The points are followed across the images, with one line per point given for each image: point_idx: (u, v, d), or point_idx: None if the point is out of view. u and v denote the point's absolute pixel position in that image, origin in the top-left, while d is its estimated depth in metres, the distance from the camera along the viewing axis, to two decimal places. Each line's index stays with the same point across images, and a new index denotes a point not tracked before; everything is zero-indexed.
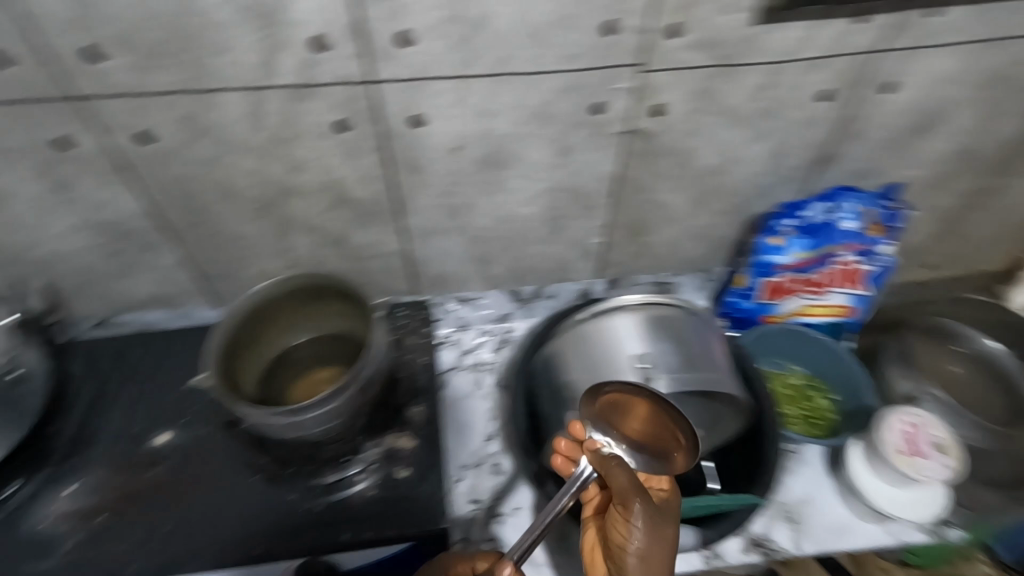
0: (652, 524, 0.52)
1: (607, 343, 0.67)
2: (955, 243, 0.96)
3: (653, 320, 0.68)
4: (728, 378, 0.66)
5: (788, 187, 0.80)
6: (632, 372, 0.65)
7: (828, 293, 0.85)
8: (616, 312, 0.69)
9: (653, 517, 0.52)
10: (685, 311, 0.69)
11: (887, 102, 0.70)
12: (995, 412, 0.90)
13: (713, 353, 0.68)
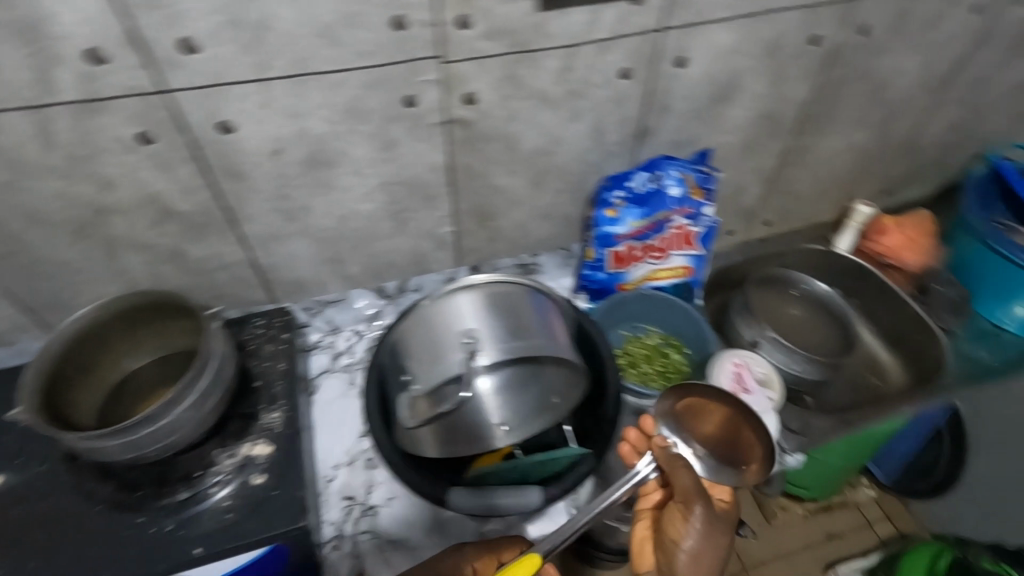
0: (711, 527, 0.61)
1: (438, 328, 0.70)
2: (782, 199, 1.06)
3: (481, 302, 0.71)
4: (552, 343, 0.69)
5: (617, 161, 0.86)
6: (459, 347, 0.67)
7: (667, 257, 0.92)
8: (446, 300, 0.72)
9: (710, 522, 0.61)
10: (512, 290, 0.73)
11: (683, 76, 0.77)
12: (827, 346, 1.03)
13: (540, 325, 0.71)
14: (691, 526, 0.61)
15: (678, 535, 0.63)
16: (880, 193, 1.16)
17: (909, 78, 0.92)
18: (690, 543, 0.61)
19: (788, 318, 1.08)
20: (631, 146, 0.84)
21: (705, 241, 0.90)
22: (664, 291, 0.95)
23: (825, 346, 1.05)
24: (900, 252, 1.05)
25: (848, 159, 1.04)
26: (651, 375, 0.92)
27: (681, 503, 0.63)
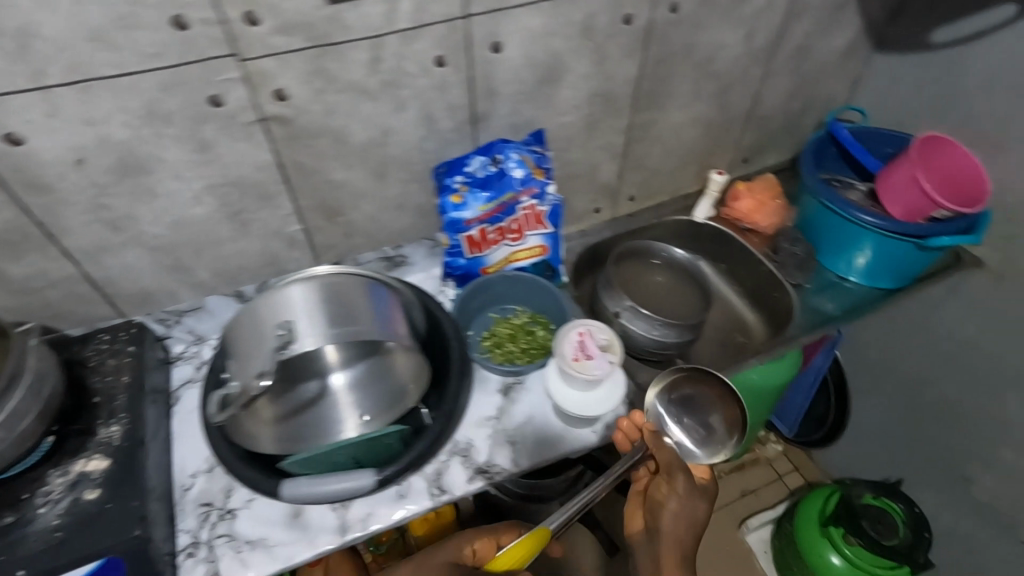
0: (692, 490, 0.79)
1: (256, 327, 0.70)
2: (640, 174, 1.11)
3: (299, 296, 0.71)
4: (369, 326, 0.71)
5: (458, 148, 0.88)
6: (273, 341, 0.67)
7: (523, 238, 0.95)
8: (266, 298, 0.72)
9: (691, 488, 0.78)
10: (331, 281, 0.74)
11: (502, 60, 0.79)
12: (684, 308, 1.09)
13: (362, 310, 0.72)
14: (676, 490, 0.78)
15: (665, 500, 0.79)
16: (738, 161, 1.22)
17: (734, 50, 0.97)
18: (672, 505, 0.78)
19: (654, 287, 1.13)
20: (469, 132, 0.86)
21: (554, 218, 0.93)
22: (527, 271, 0.98)
23: (691, 310, 1.10)
24: (754, 215, 1.12)
25: (696, 131, 1.09)
26: (516, 354, 0.93)
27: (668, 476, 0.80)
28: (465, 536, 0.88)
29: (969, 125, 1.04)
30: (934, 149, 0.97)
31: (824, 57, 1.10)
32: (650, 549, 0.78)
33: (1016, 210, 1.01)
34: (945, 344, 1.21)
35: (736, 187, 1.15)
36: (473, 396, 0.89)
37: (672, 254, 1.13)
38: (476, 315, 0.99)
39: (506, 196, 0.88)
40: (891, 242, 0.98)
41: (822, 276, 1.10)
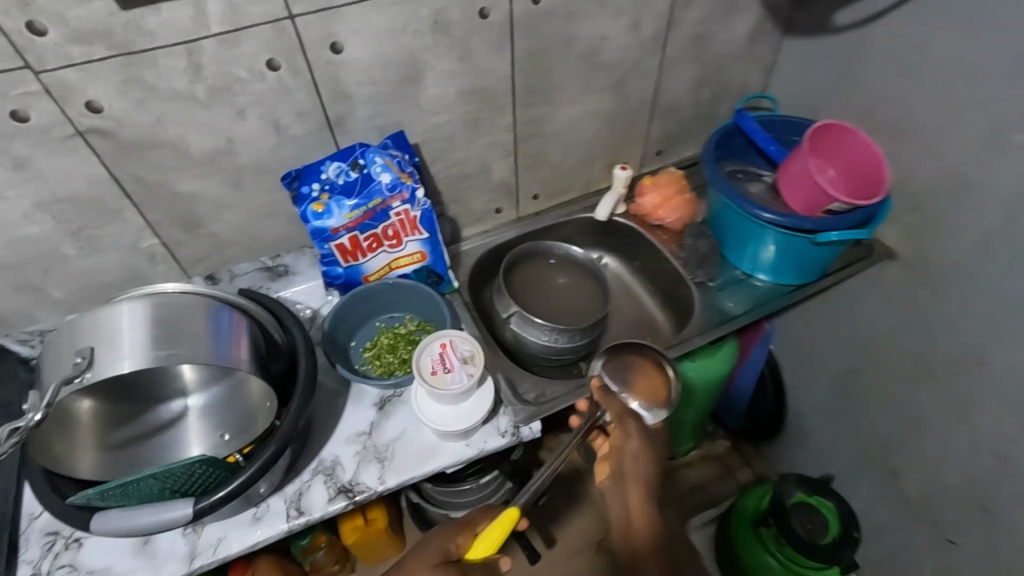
0: (647, 432, 0.79)
1: (64, 351, 0.66)
2: (540, 171, 1.07)
3: (111, 317, 0.66)
4: (197, 352, 0.68)
5: (319, 153, 0.84)
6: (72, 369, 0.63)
7: (402, 244, 0.91)
8: (77, 318, 0.67)
9: (644, 431, 0.79)
10: (152, 300, 0.68)
11: (346, 61, 0.75)
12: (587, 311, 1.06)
13: (188, 331, 0.68)
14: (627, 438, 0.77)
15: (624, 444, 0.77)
16: (651, 154, 1.17)
17: (619, 41, 0.93)
18: (632, 445, 0.76)
19: (556, 290, 1.10)
20: (328, 136, 0.82)
21: (429, 222, 0.90)
22: (411, 278, 0.95)
23: (594, 311, 1.07)
24: (660, 209, 1.08)
25: (596, 125, 1.05)
26: (395, 365, 0.91)
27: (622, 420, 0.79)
28: (449, 530, 0.78)
29: (875, 111, 0.99)
30: (836, 136, 0.94)
31: (728, 43, 1.05)
32: (633, 503, 0.72)
33: (924, 199, 0.96)
34: (869, 339, 1.16)
35: (643, 181, 1.11)
36: (347, 410, 0.86)
37: (571, 252, 1.09)
38: (360, 325, 0.96)
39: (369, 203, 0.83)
40: (788, 237, 0.93)
41: (728, 273, 1.05)
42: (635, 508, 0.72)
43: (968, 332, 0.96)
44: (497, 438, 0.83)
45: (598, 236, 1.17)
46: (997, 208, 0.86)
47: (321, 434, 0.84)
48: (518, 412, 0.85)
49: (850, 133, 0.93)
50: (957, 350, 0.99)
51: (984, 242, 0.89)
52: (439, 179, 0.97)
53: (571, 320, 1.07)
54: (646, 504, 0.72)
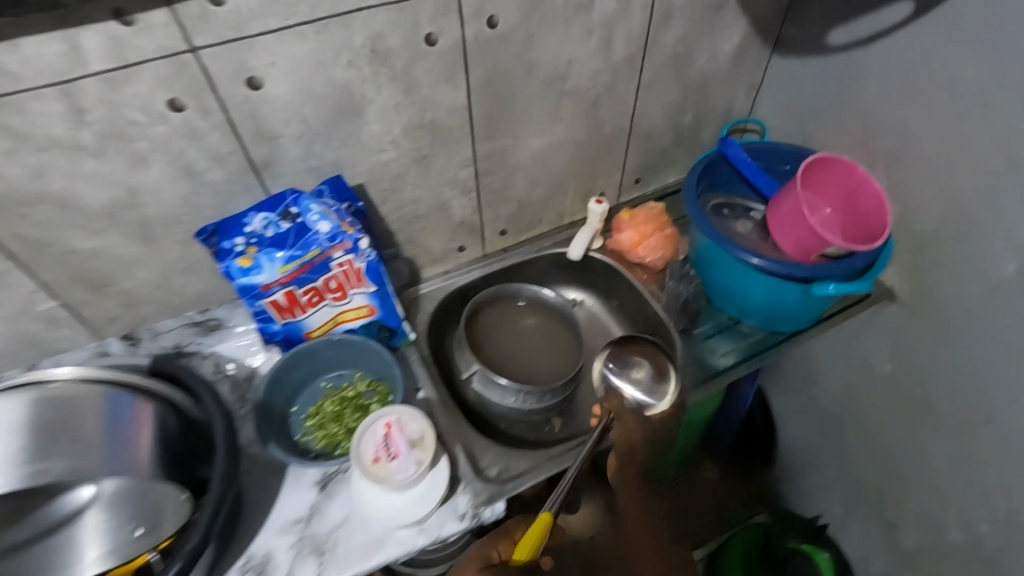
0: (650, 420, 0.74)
1: None
2: (507, 205, 0.97)
3: None
4: (84, 462, 0.56)
5: (244, 200, 0.73)
6: None
7: (347, 296, 0.80)
8: None
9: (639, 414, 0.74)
10: (34, 397, 0.57)
11: (268, 98, 0.64)
12: (562, 363, 0.96)
13: (76, 436, 0.57)
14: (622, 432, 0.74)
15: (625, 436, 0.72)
16: (629, 183, 1.07)
17: (589, 66, 0.82)
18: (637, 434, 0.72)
19: (526, 334, 1.00)
20: (253, 181, 0.71)
21: (377, 274, 0.78)
22: (360, 332, 0.84)
23: (566, 359, 0.97)
24: (638, 247, 0.99)
25: (567, 156, 0.94)
26: (340, 435, 0.80)
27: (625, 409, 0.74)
28: (484, 541, 0.71)
29: (873, 139, 0.90)
30: (833, 168, 0.85)
31: (711, 64, 0.95)
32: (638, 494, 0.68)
33: (928, 238, 0.87)
34: (868, 385, 1.07)
35: (620, 216, 1.02)
36: (282, 493, 0.75)
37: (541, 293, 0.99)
38: (305, 387, 0.85)
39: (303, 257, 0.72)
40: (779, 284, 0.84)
41: (714, 321, 0.96)
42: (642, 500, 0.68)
43: (978, 383, 0.87)
44: (454, 523, 0.72)
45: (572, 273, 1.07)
46: (1011, 254, 0.77)
47: (250, 524, 0.73)
48: (478, 491, 0.75)
49: (851, 166, 0.84)
50: (964, 400, 0.90)
51: (997, 288, 0.80)
52: (391, 220, 0.87)
53: (546, 371, 0.97)
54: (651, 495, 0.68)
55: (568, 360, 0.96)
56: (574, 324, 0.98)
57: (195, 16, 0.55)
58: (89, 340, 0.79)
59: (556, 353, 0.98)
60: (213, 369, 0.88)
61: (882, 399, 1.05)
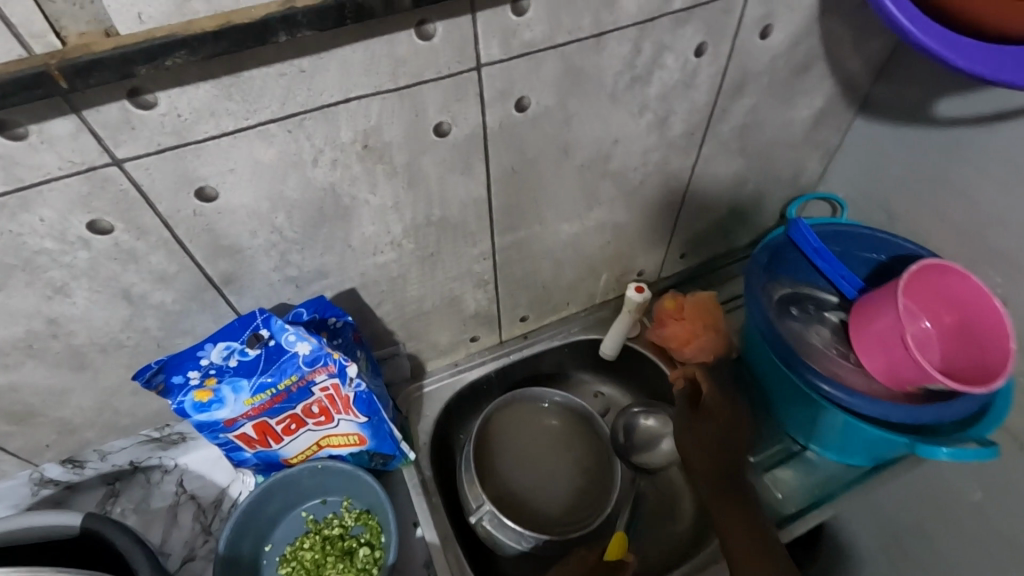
0: (722, 430, 0.72)
1: None
2: (530, 292, 0.81)
3: None
4: None
5: (202, 318, 0.58)
6: None
7: (333, 421, 0.66)
8: None
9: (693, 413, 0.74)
10: None
11: (225, 210, 0.49)
12: (590, 494, 0.79)
13: None
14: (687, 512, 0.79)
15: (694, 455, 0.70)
16: (673, 258, 0.91)
17: (639, 144, 0.66)
18: (700, 453, 0.69)
19: (545, 445, 0.83)
20: (213, 297, 0.56)
21: (368, 403, 0.63)
22: (348, 458, 0.70)
23: (588, 477, 0.81)
24: (685, 346, 0.83)
25: (604, 238, 0.78)
26: None
27: (680, 430, 0.73)
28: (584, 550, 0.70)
29: (985, 234, 0.73)
30: (940, 278, 0.68)
31: (785, 131, 0.78)
32: (722, 511, 0.66)
33: None
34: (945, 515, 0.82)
35: (664, 304, 0.86)
36: None
37: (569, 398, 0.84)
38: (282, 519, 0.71)
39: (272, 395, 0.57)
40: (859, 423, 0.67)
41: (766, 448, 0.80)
42: (727, 519, 0.65)
43: None
44: None
45: (601, 363, 0.91)
46: None
47: None
48: None
49: (966, 279, 0.67)
50: None
51: None
52: (389, 321, 0.72)
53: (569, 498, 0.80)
54: (738, 509, 0.66)
55: (592, 481, 0.80)
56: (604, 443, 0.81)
57: (115, 124, 0.40)
58: (20, 467, 0.65)
59: (585, 479, 0.80)
60: (175, 489, 0.73)
61: (960, 536, 0.80)
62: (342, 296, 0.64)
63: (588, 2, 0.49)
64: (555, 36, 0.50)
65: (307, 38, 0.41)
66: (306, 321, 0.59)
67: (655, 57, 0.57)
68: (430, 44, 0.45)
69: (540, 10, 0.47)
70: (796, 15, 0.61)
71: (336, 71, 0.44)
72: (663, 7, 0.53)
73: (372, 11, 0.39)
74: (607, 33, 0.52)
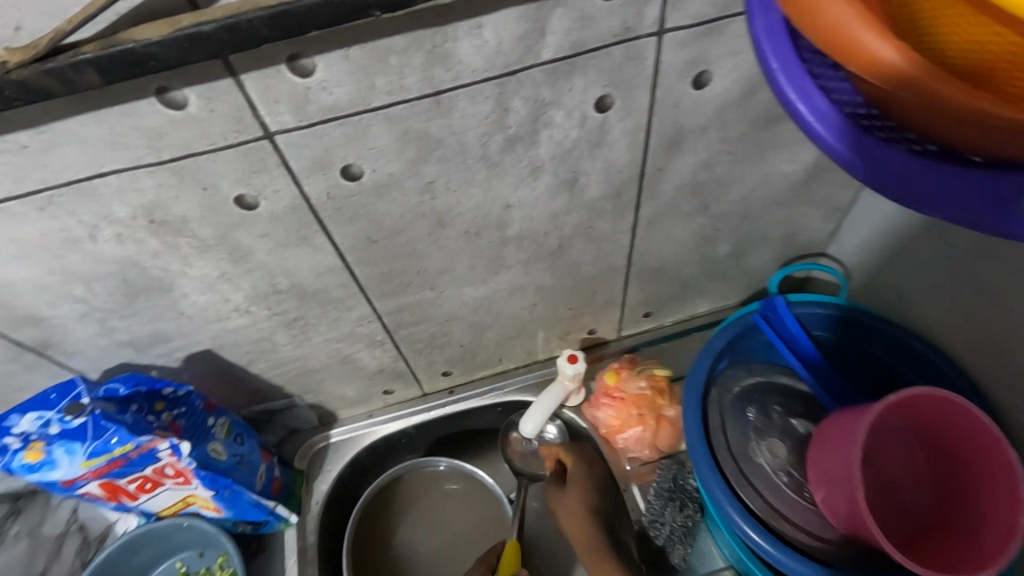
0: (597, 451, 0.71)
1: None
2: (447, 352, 0.70)
3: None
4: None
5: (36, 376, 0.54)
6: None
7: (192, 483, 0.59)
8: None
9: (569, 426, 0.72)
10: None
11: (3, 283, 0.44)
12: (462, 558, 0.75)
13: None
14: None
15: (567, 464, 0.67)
16: (633, 317, 0.74)
17: (544, 211, 0.53)
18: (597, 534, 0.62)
19: (442, 511, 0.77)
20: (36, 358, 0.52)
21: (214, 480, 0.58)
22: (213, 519, 0.65)
23: (469, 538, 0.76)
24: (613, 437, 0.70)
25: (526, 302, 0.66)
26: None
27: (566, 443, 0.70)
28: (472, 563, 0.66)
29: (1019, 355, 0.53)
30: (938, 408, 0.49)
31: (768, 189, 0.60)
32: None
33: None
34: None
35: (605, 379, 0.72)
36: None
37: (458, 462, 0.77)
38: (162, 562, 0.69)
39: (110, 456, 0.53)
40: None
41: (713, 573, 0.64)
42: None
43: None
44: None
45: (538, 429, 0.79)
46: None
47: None
48: None
49: (974, 418, 0.47)
50: None
51: None
52: (270, 380, 0.65)
53: (444, 549, 0.75)
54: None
55: (484, 534, 0.76)
56: (495, 524, 0.76)
57: None
58: None
59: (464, 546, 0.75)
60: (68, 517, 0.72)
61: None
62: (196, 356, 0.58)
63: (405, 59, 0.37)
64: (369, 98, 0.39)
65: (11, 112, 0.34)
66: (126, 395, 0.54)
67: (535, 114, 0.44)
68: (186, 114, 0.36)
69: (333, 69, 0.36)
70: (745, 57, 0.45)
71: (71, 147, 0.36)
72: (526, 57, 0.40)
73: (45, 91, 0.30)
74: (449, 92, 0.40)
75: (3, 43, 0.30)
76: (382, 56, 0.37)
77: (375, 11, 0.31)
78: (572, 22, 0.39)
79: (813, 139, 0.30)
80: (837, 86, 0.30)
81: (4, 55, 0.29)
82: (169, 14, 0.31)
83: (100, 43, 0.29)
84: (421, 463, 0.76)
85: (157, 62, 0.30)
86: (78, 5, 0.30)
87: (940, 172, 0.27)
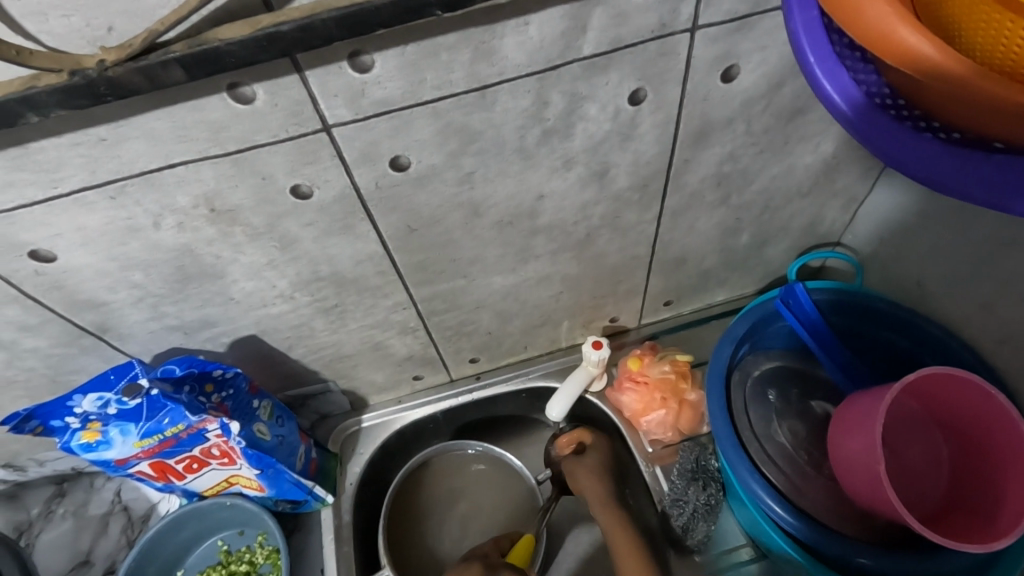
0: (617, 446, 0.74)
1: None
2: (475, 338, 0.72)
3: None
4: None
5: (90, 360, 0.57)
6: None
7: (236, 463, 0.62)
8: None
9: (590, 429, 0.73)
10: None
11: (71, 269, 0.46)
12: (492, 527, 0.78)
13: None
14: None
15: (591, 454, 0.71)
16: (654, 306, 0.76)
17: (573, 201, 0.55)
18: (606, 516, 0.67)
19: (474, 491, 0.80)
20: (93, 342, 0.55)
21: (259, 458, 0.60)
22: (255, 498, 0.68)
23: (496, 514, 0.79)
24: (637, 420, 0.73)
25: (553, 291, 0.68)
26: None
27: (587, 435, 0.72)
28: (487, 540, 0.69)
29: None
30: (952, 389, 0.52)
31: (788, 180, 0.62)
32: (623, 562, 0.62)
33: None
34: None
35: (628, 364, 0.74)
36: None
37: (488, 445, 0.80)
38: (205, 542, 0.72)
39: (164, 434, 0.56)
40: (826, 571, 0.56)
41: (733, 548, 0.67)
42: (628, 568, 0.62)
43: None
44: None
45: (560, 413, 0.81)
46: None
47: None
48: None
49: (988, 397, 0.50)
50: None
51: None
52: (306, 365, 0.68)
53: (474, 523, 0.79)
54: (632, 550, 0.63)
55: (508, 516, 0.78)
56: (521, 502, 0.79)
57: None
58: None
59: (494, 516, 0.79)
60: (111, 498, 0.76)
61: None
62: (241, 341, 0.60)
63: (455, 55, 0.40)
64: (419, 93, 0.41)
65: (94, 108, 0.37)
66: (180, 376, 0.57)
67: (571, 108, 0.46)
68: (251, 107, 0.39)
69: (389, 65, 0.39)
70: (772, 52, 0.47)
71: (144, 140, 0.39)
72: (567, 53, 0.42)
73: (132, 86, 0.33)
74: (494, 86, 0.42)
75: (96, 42, 0.33)
76: (434, 52, 0.39)
77: (436, 10, 0.34)
78: (611, 19, 0.41)
79: (846, 128, 0.32)
80: (866, 78, 0.32)
81: (101, 54, 0.32)
82: (246, 14, 0.33)
83: (188, 42, 0.32)
84: (451, 445, 0.80)
85: (235, 59, 0.33)
86: (165, 7, 0.32)
87: (964, 159, 0.30)
